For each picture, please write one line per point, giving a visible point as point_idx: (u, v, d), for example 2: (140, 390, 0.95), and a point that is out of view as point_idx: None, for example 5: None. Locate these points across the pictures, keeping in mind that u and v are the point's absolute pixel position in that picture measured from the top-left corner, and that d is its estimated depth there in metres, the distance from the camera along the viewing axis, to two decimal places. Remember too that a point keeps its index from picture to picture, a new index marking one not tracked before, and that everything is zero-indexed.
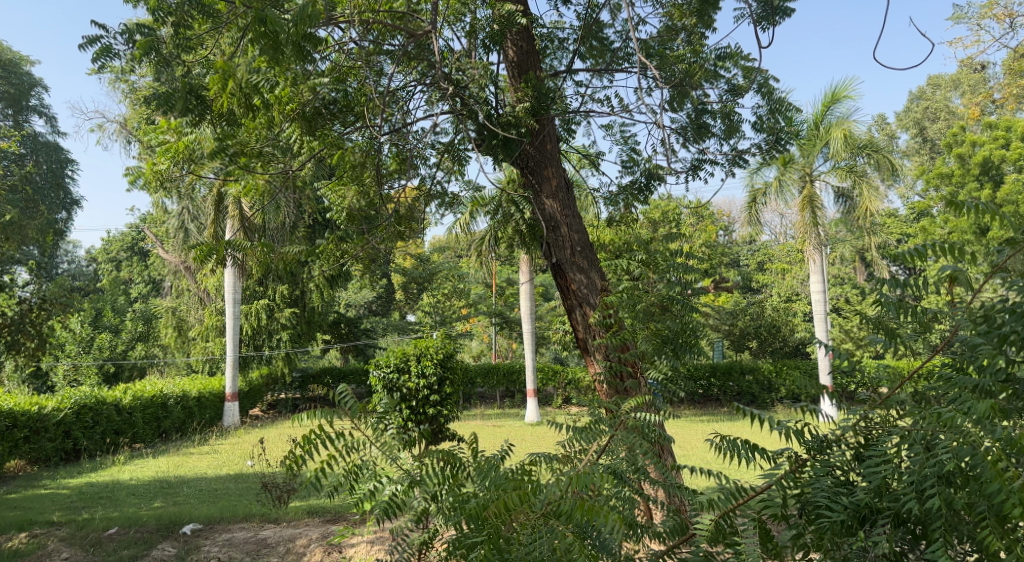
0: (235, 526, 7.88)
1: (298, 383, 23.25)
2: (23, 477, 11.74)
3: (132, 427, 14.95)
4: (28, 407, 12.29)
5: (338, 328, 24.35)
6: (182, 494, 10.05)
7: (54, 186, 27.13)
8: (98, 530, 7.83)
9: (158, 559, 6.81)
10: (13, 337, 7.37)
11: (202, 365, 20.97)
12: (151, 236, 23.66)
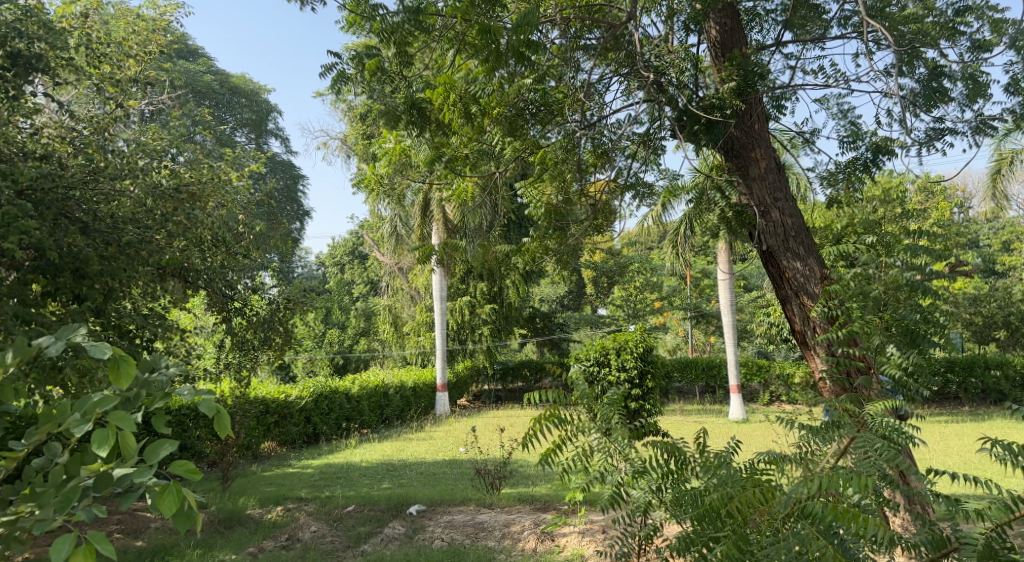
0: (455, 509, 8.25)
1: (500, 375, 23.99)
2: (275, 457, 13.09)
3: (360, 414, 16.19)
4: (277, 396, 13.62)
5: (534, 323, 24.63)
6: (406, 476, 10.71)
7: (286, 198, 29.92)
8: (338, 507, 8.53)
9: (389, 537, 7.27)
10: (265, 334, 8.25)
11: (416, 357, 22.13)
12: (370, 240, 25.49)
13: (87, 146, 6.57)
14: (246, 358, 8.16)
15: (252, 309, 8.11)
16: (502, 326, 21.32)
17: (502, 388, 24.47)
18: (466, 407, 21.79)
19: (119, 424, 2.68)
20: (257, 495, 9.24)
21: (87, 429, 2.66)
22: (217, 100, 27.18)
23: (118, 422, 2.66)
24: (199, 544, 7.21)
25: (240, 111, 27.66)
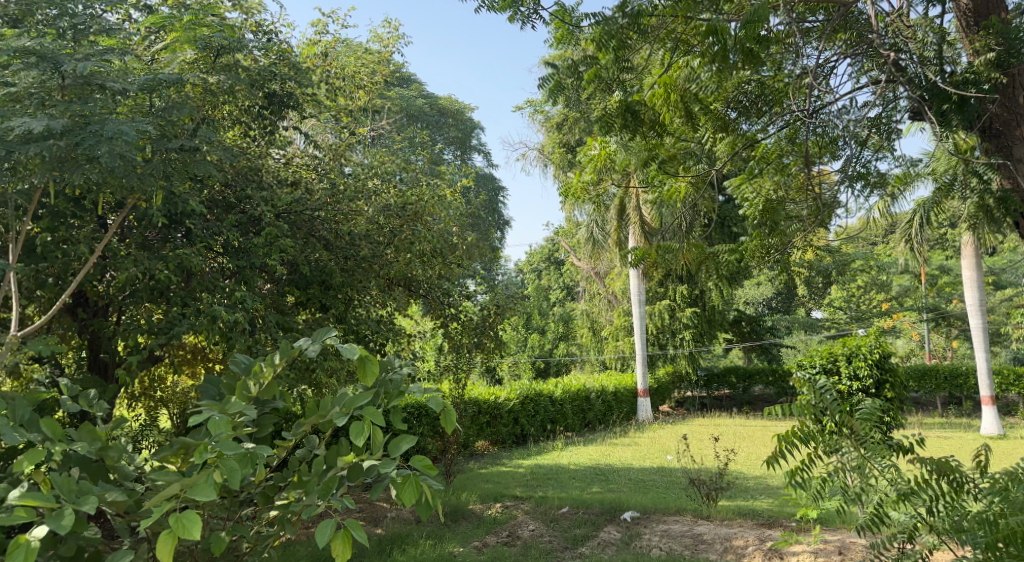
0: (671, 518, 8.00)
1: (702, 382, 22.14)
2: (489, 455, 13.39)
3: (565, 418, 16.16)
4: (489, 396, 13.97)
5: (739, 327, 22.48)
6: (617, 481, 10.59)
7: (491, 210, 30.85)
8: (553, 508, 8.58)
9: (605, 542, 7.19)
10: (477, 340, 8.13)
11: (613, 363, 20.79)
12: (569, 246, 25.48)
13: (330, 170, 7.16)
14: (464, 360, 8.23)
15: (467, 314, 8.14)
16: (704, 331, 19.93)
17: (704, 396, 22.67)
18: (672, 414, 21.01)
19: (371, 419, 2.88)
20: (477, 492, 9.53)
21: (345, 421, 2.91)
22: (427, 120, 28.62)
23: (371, 416, 2.86)
24: (428, 534, 7.56)
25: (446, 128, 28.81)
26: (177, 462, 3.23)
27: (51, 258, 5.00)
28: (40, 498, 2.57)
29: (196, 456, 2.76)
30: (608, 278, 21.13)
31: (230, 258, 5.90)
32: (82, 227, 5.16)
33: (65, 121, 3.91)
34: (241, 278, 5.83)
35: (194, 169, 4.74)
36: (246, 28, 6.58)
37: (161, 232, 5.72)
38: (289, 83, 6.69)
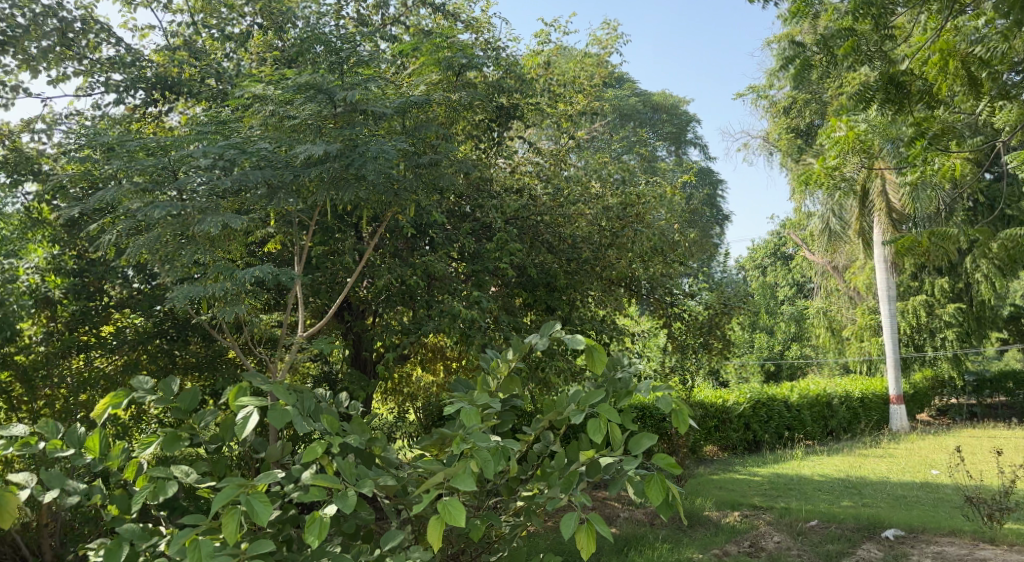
0: (943, 540, 7.22)
1: (971, 387, 19.55)
2: (719, 460, 12.79)
3: (802, 425, 14.74)
4: (716, 400, 13.26)
5: (1017, 324, 19.69)
6: (870, 496, 9.78)
7: (714, 206, 29.62)
8: (801, 520, 8.10)
9: (865, 560, 6.66)
10: (705, 339, 7.80)
11: (858, 365, 19.08)
12: (796, 240, 23.23)
13: (553, 176, 7.14)
14: (687, 362, 7.93)
15: (690, 314, 7.79)
16: (972, 330, 17.69)
17: (976, 402, 19.92)
18: (931, 422, 18.84)
19: (606, 416, 2.94)
20: (712, 498, 9.24)
21: (583, 418, 3.00)
22: (643, 120, 28.22)
23: (607, 413, 2.92)
24: (667, 539, 7.46)
25: (662, 125, 26.73)
26: (434, 451, 3.50)
27: (324, 268, 5.64)
28: (329, 480, 2.91)
29: (454, 447, 2.98)
30: (849, 273, 19.00)
31: (465, 262, 6.25)
32: (345, 240, 5.72)
33: (338, 145, 4.39)
34: (476, 281, 6.14)
35: (440, 179, 5.05)
36: (478, 46, 6.88)
37: (409, 241, 6.18)
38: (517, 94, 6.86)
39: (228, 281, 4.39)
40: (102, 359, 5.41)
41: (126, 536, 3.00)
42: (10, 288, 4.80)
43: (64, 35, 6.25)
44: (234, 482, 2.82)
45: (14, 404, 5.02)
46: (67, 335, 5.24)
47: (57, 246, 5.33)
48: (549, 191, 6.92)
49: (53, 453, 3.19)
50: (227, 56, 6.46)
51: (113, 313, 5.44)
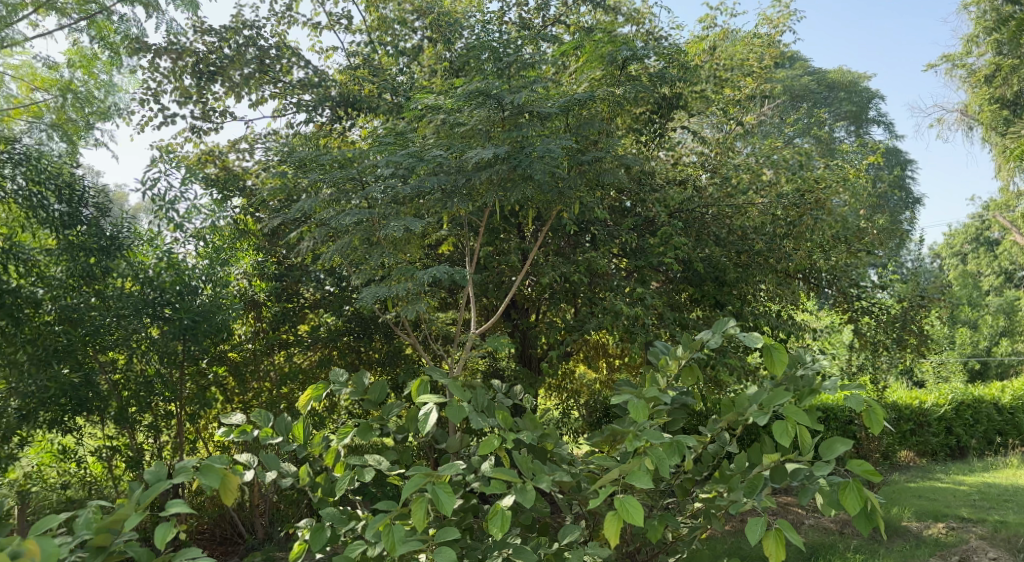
0: None
1: None
2: (917, 467, 11.79)
3: (1018, 430, 13.26)
4: (913, 401, 12.22)
5: None
6: None
7: (906, 189, 27.20)
8: (1018, 536, 7.29)
9: None
10: (899, 335, 7.14)
11: None
12: (1007, 225, 20.89)
13: (720, 167, 6.74)
14: (878, 360, 7.36)
15: (879, 308, 7.22)
16: None
17: None
18: None
19: (794, 418, 2.91)
20: (911, 507, 8.53)
21: (768, 421, 2.96)
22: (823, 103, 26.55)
23: (797, 416, 2.88)
24: (861, 550, 6.97)
25: (841, 105, 24.62)
26: (605, 447, 3.53)
27: (491, 268, 5.79)
28: (507, 473, 2.99)
29: (629, 445, 3.02)
30: None
31: (628, 258, 6.10)
32: (510, 241, 5.84)
33: (506, 147, 4.48)
34: (639, 277, 6.02)
35: (606, 175, 5.03)
36: (640, 38, 6.76)
37: (571, 239, 6.16)
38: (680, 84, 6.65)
39: (409, 282, 4.63)
40: (301, 356, 5.87)
41: (328, 518, 3.27)
42: (224, 293, 5.26)
43: (262, 62, 6.86)
44: (420, 471, 2.99)
45: (229, 396, 5.58)
46: (271, 334, 5.70)
47: (260, 254, 5.86)
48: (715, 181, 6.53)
49: (264, 440, 3.49)
50: (401, 70, 6.80)
51: (308, 313, 5.91)
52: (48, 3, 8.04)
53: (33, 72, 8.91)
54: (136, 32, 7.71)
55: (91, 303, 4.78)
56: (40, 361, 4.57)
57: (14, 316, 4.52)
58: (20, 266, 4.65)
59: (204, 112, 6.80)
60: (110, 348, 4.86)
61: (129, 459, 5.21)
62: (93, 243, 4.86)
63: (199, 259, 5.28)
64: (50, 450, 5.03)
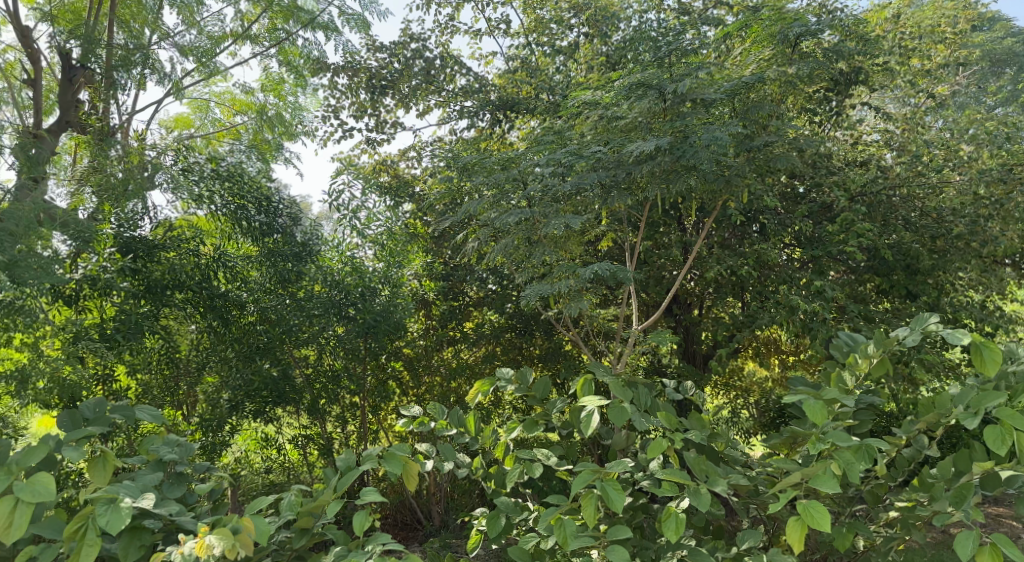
0: None
1: None
2: None
3: None
4: None
5: None
6: None
7: None
8: None
9: None
10: None
11: None
12: None
13: (908, 143, 6.19)
14: None
15: None
16: None
17: None
18: None
19: (1011, 423, 2.57)
20: None
21: (979, 425, 2.62)
22: None
23: (1013, 421, 2.53)
24: None
25: None
26: (784, 450, 3.31)
27: (651, 263, 5.66)
28: (680, 475, 2.87)
29: (811, 446, 2.80)
30: None
31: (800, 248, 5.77)
32: (670, 235, 5.67)
33: (668, 138, 4.30)
34: (816, 268, 5.61)
35: (777, 161, 4.70)
36: (810, 13, 6.32)
37: (737, 230, 5.84)
38: (858, 57, 6.13)
39: (573, 279, 4.58)
40: (467, 352, 5.98)
41: (503, 508, 3.28)
42: (399, 295, 5.47)
43: (427, 72, 7.08)
44: (589, 468, 2.95)
45: (405, 389, 5.78)
46: (440, 331, 5.86)
47: (429, 256, 6.05)
48: (904, 159, 5.98)
49: (438, 432, 3.54)
50: (558, 68, 6.78)
51: (472, 311, 6.07)
52: (245, 33, 8.73)
53: (234, 97, 9.70)
54: (316, 54, 8.21)
55: (286, 305, 5.12)
56: (245, 356, 5.01)
57: (223, 315, 4.96)
58: (227, 272, 5.01)
59: (377, 124, 7.11)
60: (303, 344, 5.20)
61: (322, 447, 5.51)
62: (286, 250, 5.18)
63: (376, 262, 5.52)
64: (255, 436, 5.34)
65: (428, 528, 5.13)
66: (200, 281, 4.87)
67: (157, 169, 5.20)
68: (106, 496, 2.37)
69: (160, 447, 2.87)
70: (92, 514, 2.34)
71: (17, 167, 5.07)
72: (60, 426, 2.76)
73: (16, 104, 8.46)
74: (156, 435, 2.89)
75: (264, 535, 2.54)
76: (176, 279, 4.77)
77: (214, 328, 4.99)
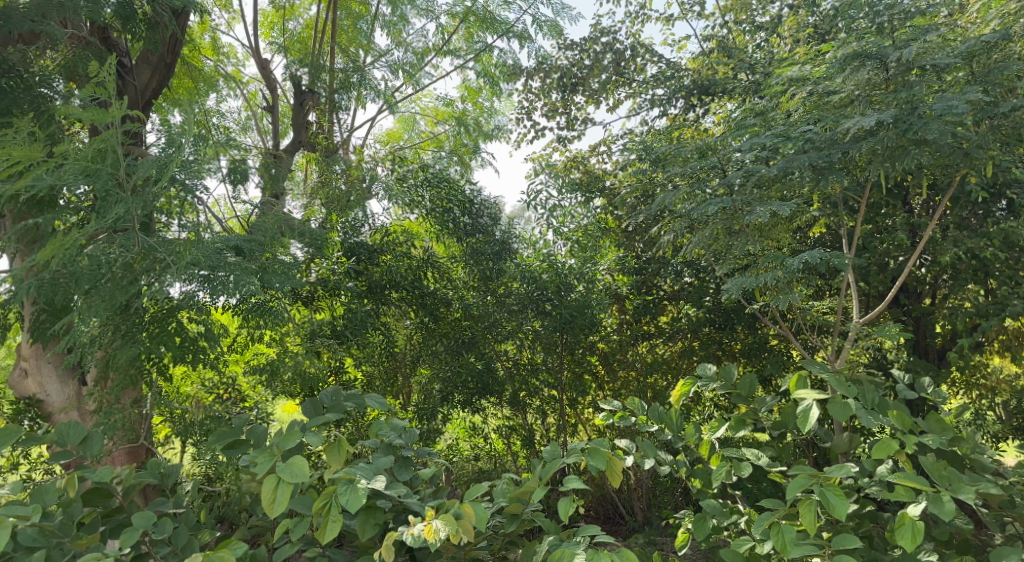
0: None
1: None
2: None
3: None
4: None
5: None
6: None
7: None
8: None
9: None
10: None
11: None
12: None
13: None
14: None
15: None
16: None
17: None
18: None
19: None
20: None
21: None
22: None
23: None
24: None
25: None
26: None
27: (874, 247, 5.26)
28: (918, 480, 2.65)
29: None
30: None
31: None
32: (895, 217, 5.29)
33: (892, 112, 3.94)
34: None
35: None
36: None
37: (980, 208, 5.24)
38: None
39: (779, 270, 4.34)
40: (663, 346, 5.79)
41: (709, 510, 3.07)
42: (595, 290, 5.45)
43: (619, 65, 7.05)
44: (805, 472, 2.79)
45: (601, 383, 5.70)
46: (634, 326, 5.70)
47: (619, 251, 5.92)
48: None
49: (640, 427, 3.44)
50: (758, 46, 6.48)
51: (668, 305, 5.85)
52: (445, 46, 9.12)
53: (436, 107, 10.13)
54: (510, 60, 8.41)
55: (489, 302, 5.35)
56: (454, 351, 5.25)
57: (433, 312, 5.33)
58: (435, 272, 5.39)
59: (568, 121, 7.15)
60: (503, 340, 5.33)
61: (524, 437, 5.60)
62: (488, 249, 5.40)
63: (568, 258, 5.52)
64: (463, 425, 5.62)
65: (631, 523, 5.10)
66: (413, 281, 5.28)
67: (374, 178, 5.57)
68: (346, 476, 2.61)
69: (387, 432, 3.10)
70: (335, 492, 2.58)
71: (261, 186, 5.61)
72: (304, 413, 3.06)
73: (257, 131, 9.49)
74: (382, 421, 3.13)
75: (484, 521, 2.66)
76: (393, 279, 5.24)
77: (426, 324, 5.35)
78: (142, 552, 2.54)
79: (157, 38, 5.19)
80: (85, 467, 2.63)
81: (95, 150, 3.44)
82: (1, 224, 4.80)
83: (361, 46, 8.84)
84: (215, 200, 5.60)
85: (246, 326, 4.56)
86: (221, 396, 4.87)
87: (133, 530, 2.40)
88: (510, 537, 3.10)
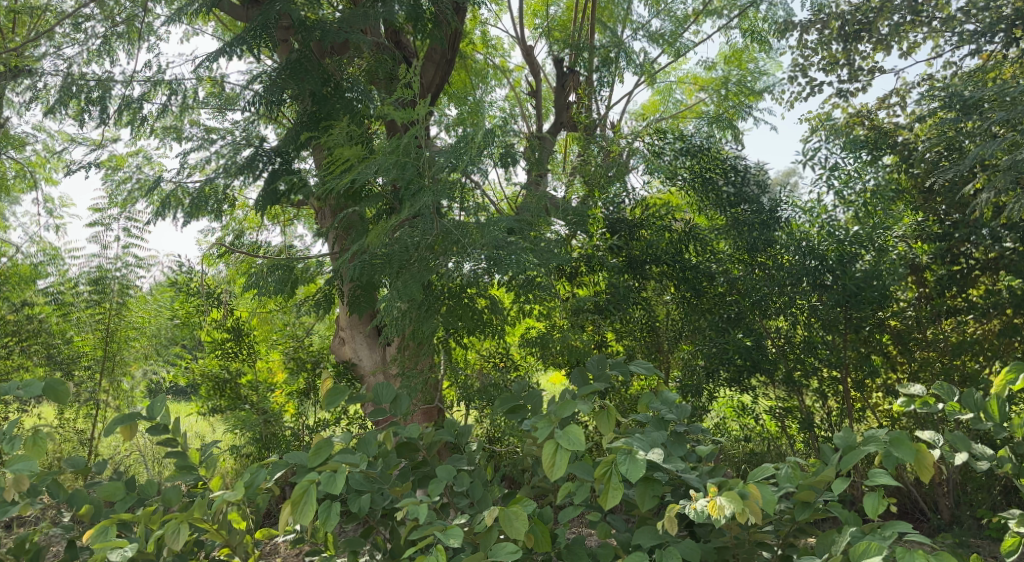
0: None
1: None
2: None
3: None
4: None
5: None
6: None
7: None
8: None
9: None
10: None
11: None
12: None
13: None
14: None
15: None
16: None
17: None
18: None
19: None
20: None
21: None
22: None
23: None
24: None
25: None
26: None
27: None
28: None
29: None
30: None
31: None
32: None
33: None
34: None
35: None
36: None
37: None
38: None
39: None
40: (974, 323, 5.08)
41: None
42: (887, 259, 4.96)
43: (914, 4, 6.30)
44: None
45: (893, 363, 5.19)
46: (937, 300, 5.07)
47: (918, 214, 5.31)
48: None
49: (951, 417, 2.86)
50: None
51: (981, 276, 5.08)
52: (707, 9, 8.83)
53: (696, 75, 9.84)
54: (782, 13, 7.90)
55: (755, 276, 5.03)
56: (719, 328, 5.00)
57: (696, 286, 5.08)
58: (697, 245, 5.15)
59: (851, 72, 6.53)
60: (774, 315, 5.03)
61: (801, 420, 5.17)
62: (750, 218, 5.06)
63: (851, 225, 5.10)
64: (731, 404, 5.36)
65: (936, 521, 4.64)
66: (674, 255, 5.07)
67: (634, 153, 5.50)
68: (624, 447, 2.54)
69: (658, 406, 2.98)
70: (615, 461, 2.53)
71: (528, 168, 5.75)
72: (572, 382, 3.03)
73: (524, 116, 9.90)
74: (652, 393, 3.03)
75: (772, 504, 2.46)
76: (653, 253, 5.08)
77: (688, 298, 5.13)
78: (448, 503, 2.73)
79: (442, 33, 5.48)
80: (396, 424, 2.85)
81: (403, 145, 3.80)
82: (324, 217, 5.41)
83: (621, 20, 8.80)
84: (489, 184, 5.89)
85: (516, 300, 4.64)
86: (498, 365, 5.18)
87: (437, 481, 2.56)
88: (801, 523, 2.86)
